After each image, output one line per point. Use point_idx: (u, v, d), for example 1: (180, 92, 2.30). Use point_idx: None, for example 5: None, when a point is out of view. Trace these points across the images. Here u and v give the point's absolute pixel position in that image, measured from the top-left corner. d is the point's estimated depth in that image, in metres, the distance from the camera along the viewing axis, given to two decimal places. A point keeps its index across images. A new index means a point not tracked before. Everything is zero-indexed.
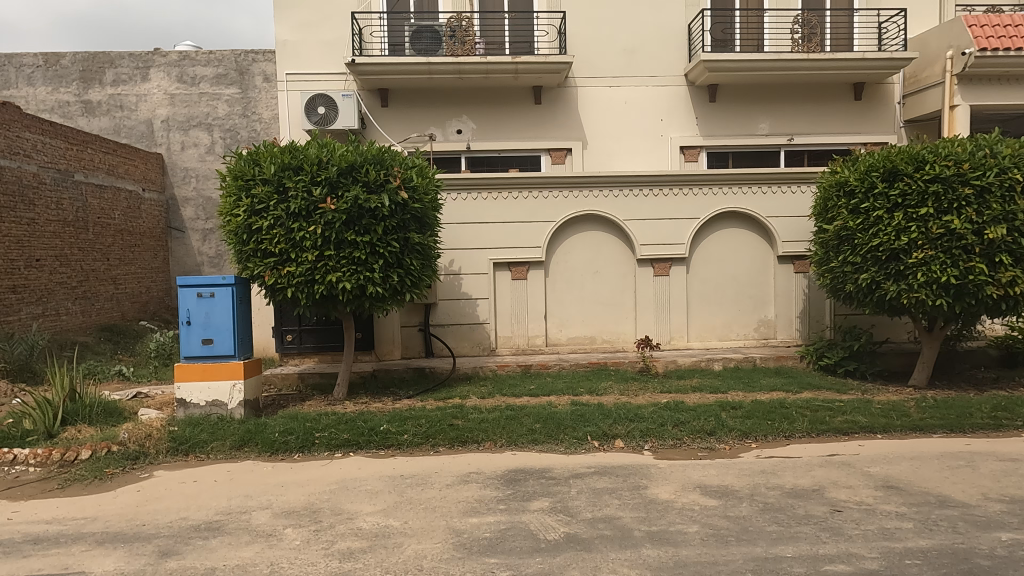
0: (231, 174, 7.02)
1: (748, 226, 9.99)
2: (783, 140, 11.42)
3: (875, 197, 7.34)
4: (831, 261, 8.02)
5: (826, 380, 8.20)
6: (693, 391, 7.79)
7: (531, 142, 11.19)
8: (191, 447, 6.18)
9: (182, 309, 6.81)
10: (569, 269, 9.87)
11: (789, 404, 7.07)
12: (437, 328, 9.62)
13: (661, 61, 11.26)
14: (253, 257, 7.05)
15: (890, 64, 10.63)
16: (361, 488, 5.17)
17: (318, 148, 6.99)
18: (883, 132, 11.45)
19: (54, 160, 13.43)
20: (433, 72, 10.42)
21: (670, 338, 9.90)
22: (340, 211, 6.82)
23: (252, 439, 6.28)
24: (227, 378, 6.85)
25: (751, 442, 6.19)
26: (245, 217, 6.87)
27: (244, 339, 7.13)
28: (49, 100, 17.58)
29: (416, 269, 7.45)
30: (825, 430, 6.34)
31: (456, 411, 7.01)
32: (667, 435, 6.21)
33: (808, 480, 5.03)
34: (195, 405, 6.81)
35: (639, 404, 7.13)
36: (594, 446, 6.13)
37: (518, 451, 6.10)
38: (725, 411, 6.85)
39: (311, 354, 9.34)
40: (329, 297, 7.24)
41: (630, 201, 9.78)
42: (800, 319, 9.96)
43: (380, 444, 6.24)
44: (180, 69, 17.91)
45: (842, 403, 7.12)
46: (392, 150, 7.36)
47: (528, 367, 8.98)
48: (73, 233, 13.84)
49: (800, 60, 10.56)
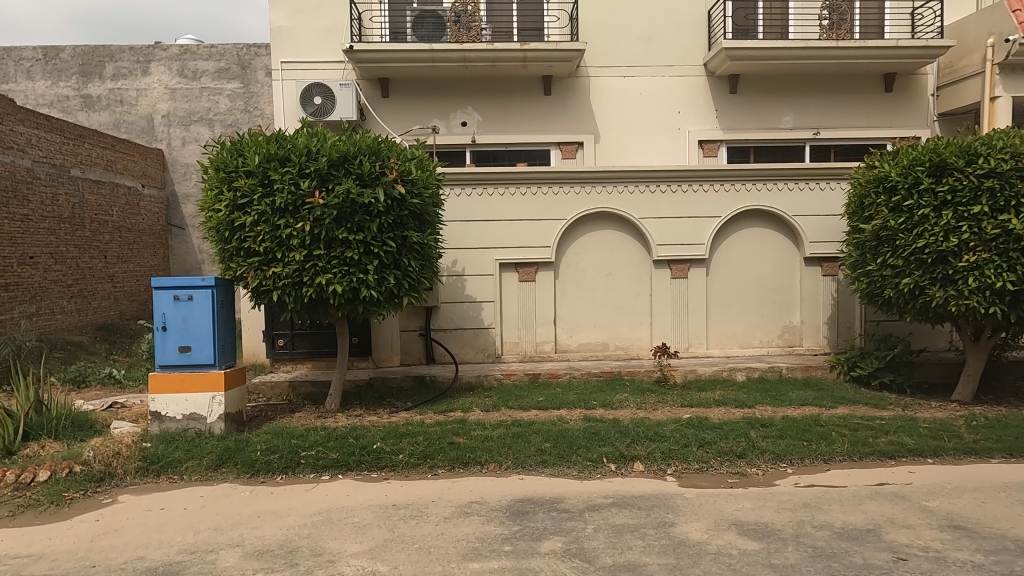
0: (212, 166, 6.40)
1: (772, 225, 9.30)
2: (808, 134, 10.73)
3: (920, 193, 6.67)
4: (868, 264, 7.32)
5: (862, 395, 7.51)
6: (717, 405, 7.12)
7: (541, 135, 10.55)
8: (162, 468, 5.59)
9: (157, 313, 6.20)
10: (580, 270, 9.21)
11: (825, 422, 6.40)
12: (440, 332, 9.00)
13: (680, 50, 10.58)
14: (236, 256, 6.43)
15: (924, 53, 9.95)
16: (347, 521, 4.55)
17: (308, 138, 6.38)
18: (915, 126, 10.73)
19: (49, 155, 12.88)
20: (436, 60, 9.81)
21: (688, 345, 9.24)
22: (331, 206, 6.21)
23: (231, 458, 5.69)
24: (206, 389, 6.24)
25: (786, 467, 5.53)
26: (227, 212, 6.25)
27: (226, 346, 6.51)
28: (48, 94, 17.06)
29: (415, 271, 6.83)
30: (868, 453, 5.67)
31: (457, 427, 6.38)
32: (692, 458, 5.58)
33: (860, 518, 4.37)
34: (171, 419, 6.21)
35: (659, 421, 6.47)
36: (611, 469, 5.49)
37: (525, 475, 5.45)
38: (754, 429, 6.20)
39: (304, 359, 8.74)
40: (320, 301, 6.62)
41: (647, 199, 9.13)
42: (828, 326, 9.27)
43: (373, 465, 5.62)
44: (182, 63, 17.40)
45: (884, 421, 6.44)
46: (390, 141, 6.73)
47: (536, 376, 8.33)
48: (68, 230, 13.29)
49: (828, 49, 9.89)
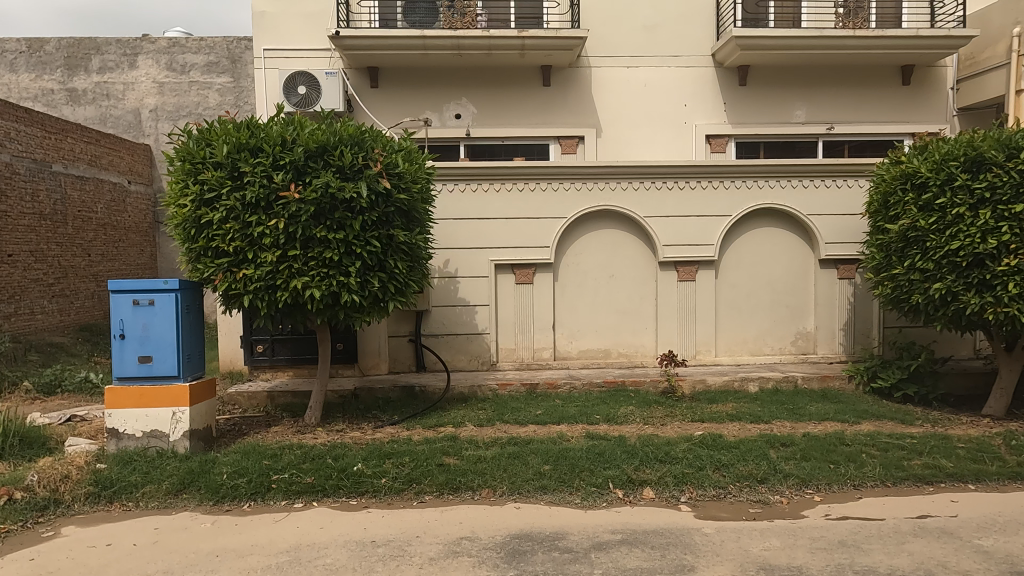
0: (178, 156, 5.77)
1: (786, 225, 8.74)
2: (821, 130, 10.18)
3: (954, 190, 6.13)
4: (893, 267, 6.77)
5: (886, 408, 6.95)
6: (731, 420, 6.55)
7: (540, 128, 9.96)
8: (115, 494, 4.98)
9: (114, 319, 5.59)
10: (580, 272, 8.64)
11: (851, 441, 5.83)
12: (431, 338, 8.41)
13: (687, 40, 10.01)
14: (203, 257, 5.81)
15: (946, 44, 9.42)
16: (317, 563, 3.95)
17: (283, 126, 5.79)
18: (934, 120, 10.18)
19: (29, 149, 12.19)
20: (428, 48, 9.21)
21: (695, 353, 8.68)
22: (308, 202, 5.61)
23: (194, 482, 5.10)
24: (169, 404, 5.63)
25: (813, 493, 4.95)
26: (193, 208, 5.64)
27: (192, 355, 5.91)
28: (32, 87, 16.40)
29: (402, 273, 6.24)
30: (902, 478, 5.10)
31: (448, 445, 5.80)
32: (708, 483, 5.00)
33: (907, 562, 3.81)
34: (129, 437, 5.61)
35: (669, 439, 5.90)
36: (618, 497, 4.90)
37: (522, 503, 4.85)
38: (774, 449, 5.64)
39: (284, 367, 8.15)
40: (296, 306, 6.02)
41: (653, 197, 8.56)
42: (844, 332, 8.72)
43: (351, 491, 5.01)
44: (170, 56, 16.75)
45: (915, 439, 5.87)
46: (375, 131, 6.13)
47: (534, 386, 7.75)
48: (49, 227, 12.64)
49: (845, 38, 9.36)
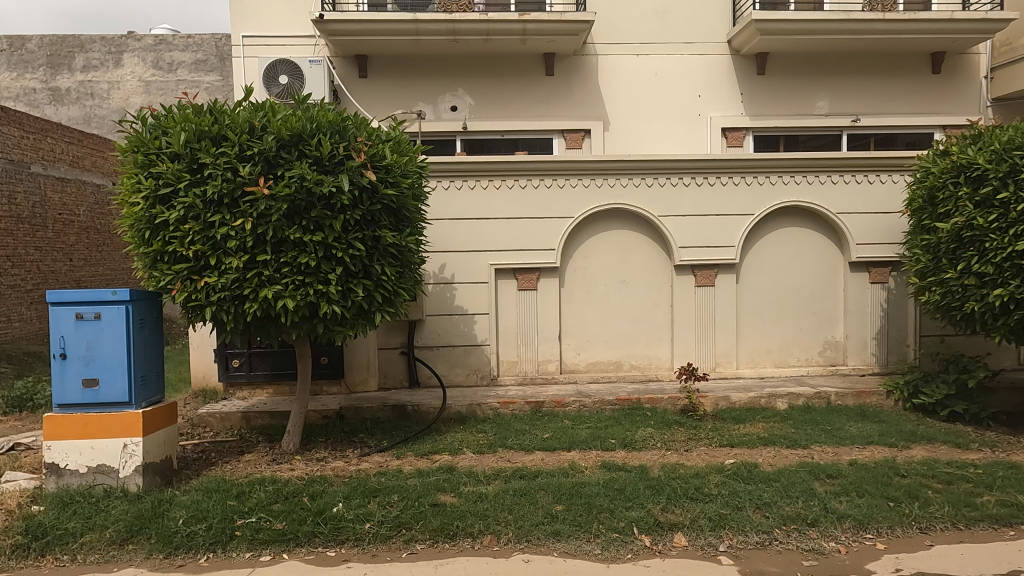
0: (129, 146, 4.98)
1: (813, 224, 8.00)
2: (846, 121, 9.46)
3: (1017, 183, 5.43)
4: (944, 271, 6.02)
5: (935, 429, 6.20)
6: (765, 445, 5.78)
7: (542, 120, 9.21)
8: (48, 545, 4.17)
9: (53, 336, 4.80)
10: (588, 276, 7.88)
11: (907, 471, 5.07)
12: (424, 350, 7.64)
13: (702, 26, 9.28)
14: (159, 263, 5.01)
15: (982, 28, 8.71)
16: None
17: (251, 110, 5.02)
18: (966, 112, 9.50)
19: (5, 149, 11.32)
20: (421, 33, 8.44)
21: (714, 365, 7.93)
22: (280, 198, 4.84)
23: (143, 528, 4.30)
24: (118, 434, 4.84)
25: (874, 539, 4.19)
26: (146, 205, 4.84)
27: (147, 377, 5.10)
28: (13, 87, 15.52)
29: (391, 280, 5.46)
30: (976, 518, 4.35)
31: (443, 479, 5.02)
32: (750, 526, 4.23)
33: None
34: (72, 473, 4.82)
35: (697, 469, 5.14)
36: (645, 545, 4.13)
37: (532, 555, 4.07)
38: (819, 483, 4.88)
39: (263, 384, 7.40)
40: (269, 318, 5.23)
41: (669, 194, 7.81)
42: (876, 341, 8.01)
43: (329, 538, 4.22)
44: (156, 53, 15.98)
45: (981, 469, 5.11)
46: (359, 117, 5.37)
47: (539, 405, 6.97)
48: (27, 231, 11.82)
49: (873, 21, 8.62)
